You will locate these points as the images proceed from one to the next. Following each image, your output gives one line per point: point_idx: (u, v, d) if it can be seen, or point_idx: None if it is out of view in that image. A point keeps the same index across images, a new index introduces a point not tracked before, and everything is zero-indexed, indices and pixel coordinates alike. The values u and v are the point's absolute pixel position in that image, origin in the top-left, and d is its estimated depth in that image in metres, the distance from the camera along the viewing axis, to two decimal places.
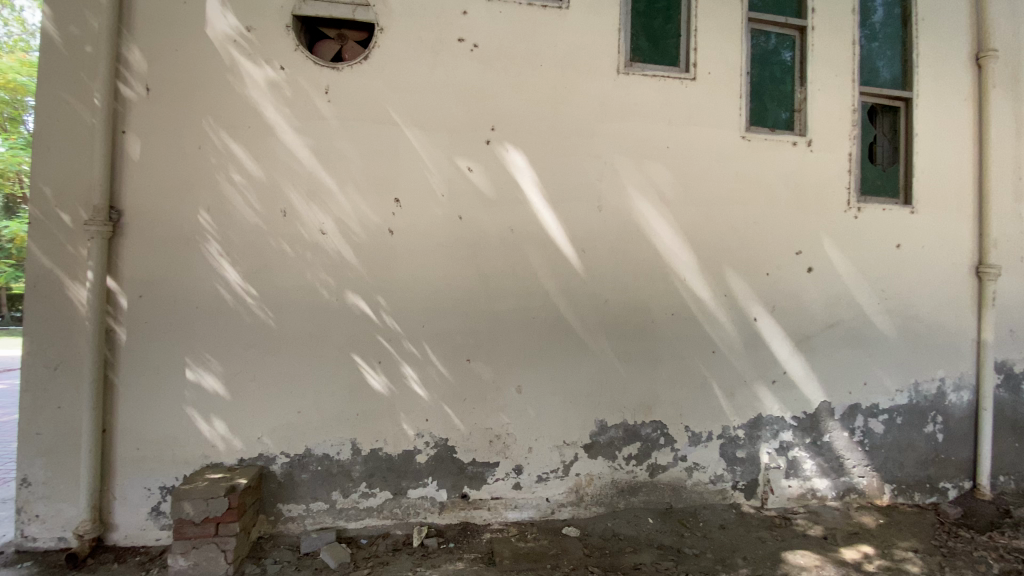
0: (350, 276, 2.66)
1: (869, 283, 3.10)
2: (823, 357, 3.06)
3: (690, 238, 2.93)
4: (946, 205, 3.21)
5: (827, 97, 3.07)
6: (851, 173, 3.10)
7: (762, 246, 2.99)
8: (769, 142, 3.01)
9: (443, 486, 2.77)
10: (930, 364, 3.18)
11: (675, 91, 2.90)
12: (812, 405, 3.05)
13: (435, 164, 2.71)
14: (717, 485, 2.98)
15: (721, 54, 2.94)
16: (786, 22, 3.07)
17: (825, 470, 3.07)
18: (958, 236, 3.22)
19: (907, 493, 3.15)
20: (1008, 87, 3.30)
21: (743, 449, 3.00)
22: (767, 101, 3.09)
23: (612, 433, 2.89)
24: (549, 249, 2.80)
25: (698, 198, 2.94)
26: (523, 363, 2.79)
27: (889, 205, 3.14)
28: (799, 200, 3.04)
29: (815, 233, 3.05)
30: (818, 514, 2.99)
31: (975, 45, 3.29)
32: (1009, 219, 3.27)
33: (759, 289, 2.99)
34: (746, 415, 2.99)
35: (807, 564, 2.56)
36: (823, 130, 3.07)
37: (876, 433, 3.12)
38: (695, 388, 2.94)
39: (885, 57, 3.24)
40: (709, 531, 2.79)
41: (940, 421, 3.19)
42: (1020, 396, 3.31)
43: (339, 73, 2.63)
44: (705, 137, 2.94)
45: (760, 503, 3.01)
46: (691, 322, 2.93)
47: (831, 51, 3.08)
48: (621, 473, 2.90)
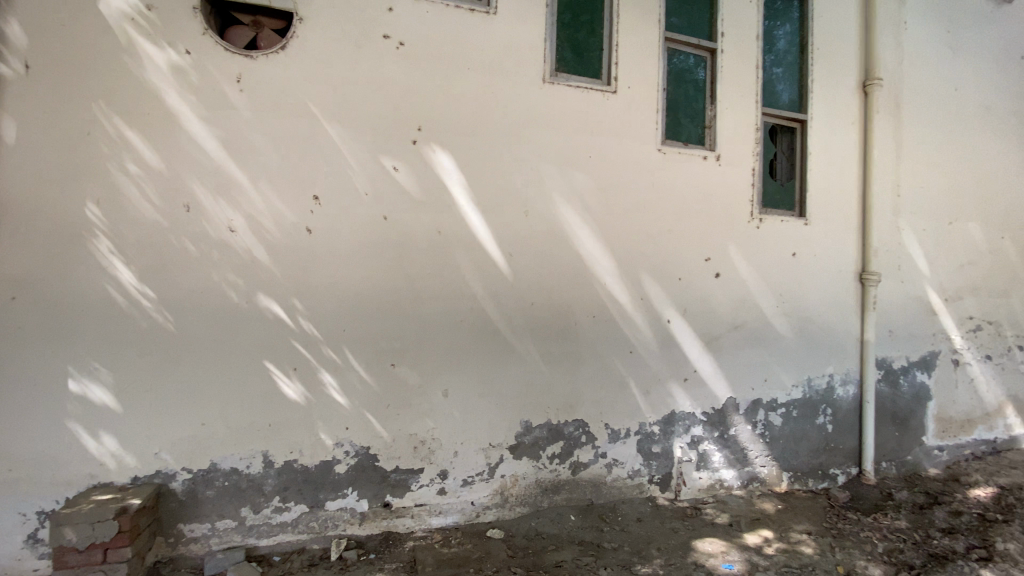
0: (264, 277, 2.51)
1: (770, 288, 3.37)
2: (730, 355, 3.28)
3: (611, 244, 3.04)
4: (835, 219, 3.57)
5: (734, 116, 3.32)
6: (754, 187, 3.36)
7: (677, 252, 3.17)
8: (683, 155, 3.19)
9: (364, 496, 2.67)
10: (822, 361, 3.51)
11: (598, 102, 3.01)
12: (720, 401, 3.27)
13: (358, 163, 2.63)
14: (634, 479, 3.11)
15: (640, 69, 3.09)
16: (699, 44, 3.27)
17: (732, 461, 3.30)
18: (845, 247, 3.59)
19: (802, 479, 3.44)
20: (887, 114, 3.71)
21: (659, 444, 3.15)
22: (682, 117, 3.28)
23: (537, 434, 2.92)
24: (475, 252, 2.80)
25: (619, 206, 3.06)
26: (448, 366, 2.76)
27: (786, 217, 3.44)
28: (709, 211, 3.25)
29: (724, 242, 3.28)
30: (725, 503, 3.19)
31: (860, 76, 3.69)
32: (887, 232, 3.68)
33: (674, 293, 3.16)
34: (661, 411, 3.15)
35: (714, 551, 2.72)
36: (730, 146, 3.31)
37: (775, 425, 3.39)
38: (615, 387, 3.05)
39: (785, 82, 3.55)
40: (627, 525, 2.90)
41: (829, 413, 3.52)
42: (897, 389, 3.72)
43: (254, 62, 2.48)
44: (625, 148, 3.07)
45: (674, 495, 3.17)
46: (611, 324, 3.04)
47: (737, 74, 3.33)
48: (545, 472, 2.94)
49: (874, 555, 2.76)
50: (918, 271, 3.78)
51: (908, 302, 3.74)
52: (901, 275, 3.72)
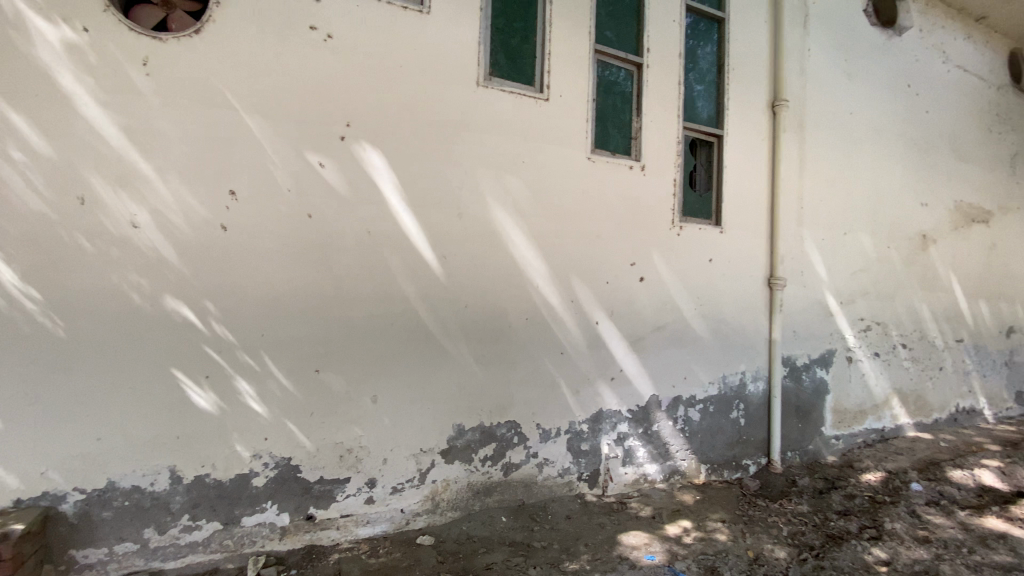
0: (172, 278, 2.32)
1: (689, 291, 3.58)
2: (653, 355, 3.45)
3: (543, 248, 3.10)
4: (747, 228, 3.85)
5: (658, 128, 3.50)
6: (675, 196, 3.55)
7: (605, 257, 3.29)
8: (611, 163, 3.32)
9: (285, 509, 2.54)
10: (735, 359, 3.77)
11: (530, 108, 3.06)
12: (644, 399, 3.41)
13: (281, 158, 2.50)
14: (564, 478, 3.17)
15: (571, 78, 3.18)
16: (626, 58, 3.42)
17: (655, 456, 3.45)
18: (756, 254, 3.88)
19: (718, 471, 3.67)
20: (793, 133, 4.06)
21: (587, 442, 3.24)
22: (610, 127, 3.42)
23: (468, 437, 2.91)
24: (406, 253, 2.75)
25: (551, 211, 3.13)
26: (377, 370, 2.69)
27: (704, 225, 3.67)
28: (635, 217, 3.40)
29: (648, 248, 3.44)
30: (649, 497, 3.34)
31: (769, 97, 4.01)
32: (792, 241, 4.02)
33: (601, 296, 3.27)
34: (590, 410, 3.24)
35: (638, 543, 2.84)
36: (654, 156, 3.49)
37: (694, 421, 3.60)
38: (546, 388, 3.10)
39: (704, 99, 3.79)
40: (556, 522, 2.96)
41: (742, 407, 3.79)
42: (800, 384, 4.06)
43: (163, 45, 2.30)
44: (557, 155, 3.15)
45: (601, 491, 3.27)
46: (543, 326, 3.09)
47: (661, 88, 3.51)
48: (476, 475, 2.93)
49: (780, 538, 2.99)
50: (818, 276, 4.16)
51: (809, 305, 4.11)
52: (804, 280, 4.09)
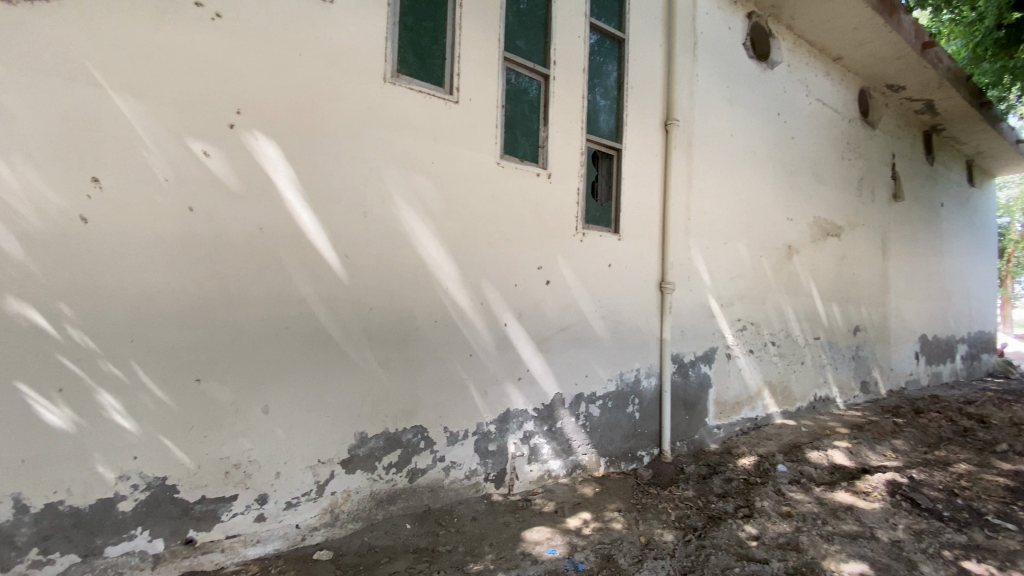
0: (16, 276, 2.00)
1: (591, 294, 3.77)
2: (558, 355, 3.58)
3: (452, 250, 3.09)
4: (643, 236, 4.15)
5: (563, 138, 3.65)
6: (578, 204, 3.73)
7: (513, 260, 3.35)
8: (518, 169, 3.40)
9: (159, 535, 2.28)
10: (631, 357, 4.03)
11: (439, 110, 3.04)
12: (548, 397, 3.53)
13: (158, 145, 2.26)
14: (471, 479, 3.18)
15: (481, 83, 3.22)
16: (534, 68, 3.53)
17: (558, 452, 3.58)
18: (650, 259, 4.19)
19: (616, 463, 3.89)
20: (683, 150, 4.43)
21: (494, 442, 3.28)
22: (518, 134, 3.50)
23: (372, 444, 2.81)
24: (305, 253, 2.60)
25: (459, 213, 3.13)
26: (270, 378, 2.51)
27: (604, 232, 3.89)
28: (542, 222, 3.51)
29: (553, 253, 3.57)
30: (552, 492, 3.46)
31: (663, 115, 4.35)
32: (681, 249, 4.40)
33: (509, 299, 3.33)
34: (497, 411, 3.28)
35: (541, 538, 2.92)
36: (559, 165, 3.63)
37: (594, 416, 3.79)
38: (453, 390, 3.09)
39: (606, 113, 4.02)
40: (461, 525, 2.95)
41: (637, 402, 4.06)
42: (688, 379, 4.44)
43: (7, 6, 1.97)
44: (466, 157, 3.15)
45: (507, 490, 3.32)
46: (451, 328, 3.08)
47: (566, 100, 3.67)
48: (380, 483, 2.84)
49: (669, 523, 3.23)
50: (703, 282, 4.58)
51: (695, 307, 4.52)
52: (691, 285, 4.48)
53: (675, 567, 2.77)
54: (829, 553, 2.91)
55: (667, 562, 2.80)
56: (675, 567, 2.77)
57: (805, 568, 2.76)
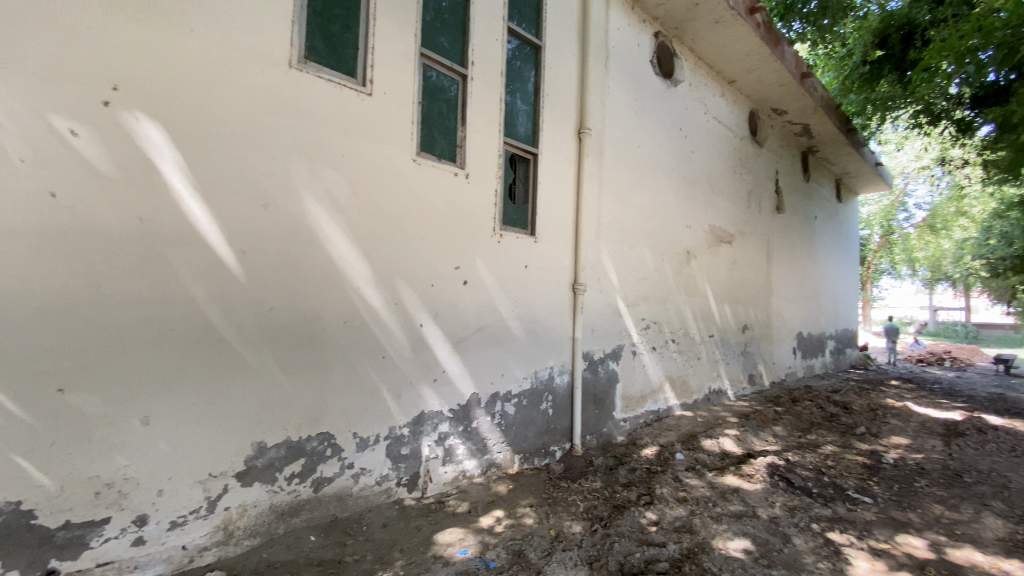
0: None
1: (507, 294, 3.82)
2: (474, 355, 3.57)
3: (363, 249, 2.98)
4: (557, 238, 4.28)
5: (481, 139, 3.66)
6: (495, 206, 3.76)
7: (428, 259, 3.30)
8: (435, 168, 3.35)
9: (12, 567, 1.96)
10: (545, 356, 4.13)
11: (351, 102, 2.93)
12: (464, 398, 3.52)
13: (10, 119, 1.96)
14: (382, 485, 3.09)
15: (396, 77, 3.14)
16: (452, 67, 3.51)
17: (473, 452, 3.58)
18: (563, 261, 4.33)
19: (529, 459, 3.97)
20: (595, 157, 4.63)
21: (406, 446, 3.21)
22: (435, 132, 3.46)
23: (272, 454, 2.64)
24: (195, 247, 2.38)
25: (372, 210, 3.02)
26: (152, 385, 2.26)
27: (521, 234, 3.95)
28: (459, 222, 3.50)
29: (470, 253, 3.57)
30: (466, 492, 3.44)
31: (577, 123, 4.51)
32: (592, 252, 4.59)
33: (424, 299, 3.27)
34: (410, 413, 3.21)
35: (452, 539, 2.90)
36: (477, 165, 3.64)
37: (509, 414, 3.84)
38: (363, 393, 2.98)
39: (523, 116, 4.09)
40: (371, 533, 2.85)
41: (551, 399, 4.17)
42: (598, 375, 4.65)
43: None
44: (380, 153, 3.06)
45: (420, 494, 3.26)
46: (362, 329, 2.96)
47: (484, 102, 3.69)
48: (281, 495, 2.67)
49: (577, 515, 3.35)
50: (612, 283, 4.82)
51: (605, 307, 4.74)
52: (601, 286, 4.70)
53: (582, 557, 2.87)
54: (717, 533, 3.17)
55: (574, 552, 2.89)
56: (581, 557, 2.87)
57: (697, 548, 2.98)
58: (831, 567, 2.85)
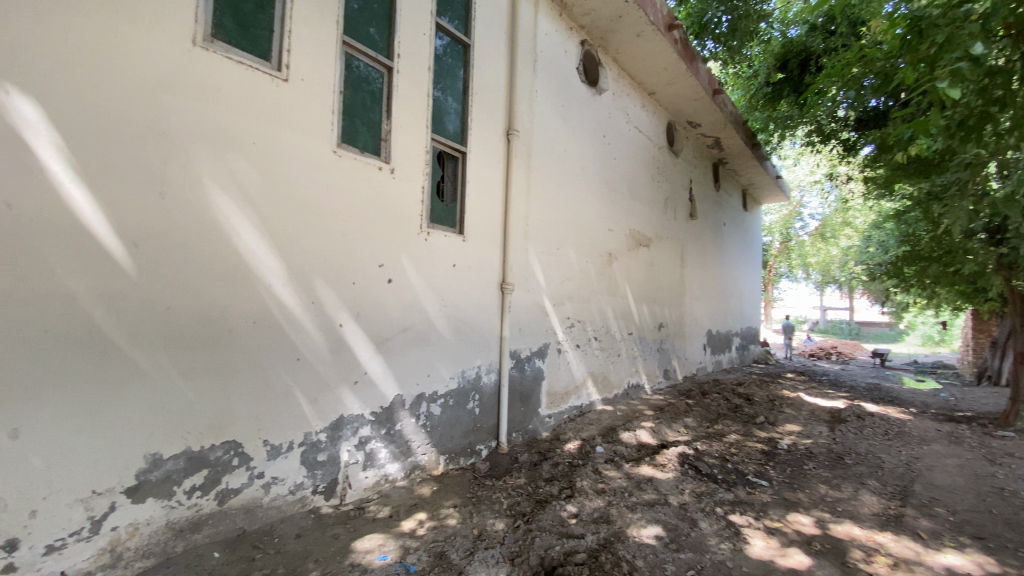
0: None
1: (434, 293, 3.76)
2: (398, 355, 3.49)
3: (277, 244, 2.81)
4: (485, 237, 4.28)
5: (407, 134, 3.58)
6: (422, 203, 3.69)
7: (349, 256, 3.17)
8: (357, 161, 3.23)
9: None
10: (473, 355, 4.12)
11: (265, 86, 2.75)
12: (387, 400, 3.42)
13: None
14: (297, 494, 2.93)
15: (315, 65, 2.99)
16: (377, 58, 3.40)
17: (396, 455, 3.49)
18: (491, 260, 4.34)
19: (455, 459, 3.94)
20: (523, 158, 4.69)
21: (324, 452, 3.07)
22: (358, 125, 3.33)
23: (169, 466, 2.42)
24: (77, 239, 2.13)
25: (288, 203, 2.86)
26: (22, 393, 1.99)
27: (448, 233, 3.91)
28: (383, 218, 3.40)
29: (395, 251, 3.48)
30: (388, 497, 3.35)
31: (505, 123, 4.54)
32: (520, 251, 4.64)
33: (345, 297, 3.15)
34: (328, 418, 3.07)
35: (372, 546, 2.82)
36: (403, 161, 3.55)
37: (435, 415, 3.79)
38: (275, 398, 2.81)
39: (451, 114, 4.05)
40: (282, 545, 2.69)
41: (477, 398, 4.17)
42: (524, 374, 4.71)
43: None
44: (297, 143, 2.90)
45: (338, 501, 3.13)
46: (274, 330, 2.79)
47: (410, 96, 3.61)
48: (180, 510, 2.46)
49: (500, 512, 3.38)
50: (538, 283, 4.91)
51: (532, 306, 4.81)
52: (528, 285, 4.77)
53: (504, 554, 2.89)
54: (632, 521, 3.33)
55: (496, 550, 2.91)
56: (503, 553, 2.89)
57: (612, 537, 3.10)
58: (732, 548, 3.08)
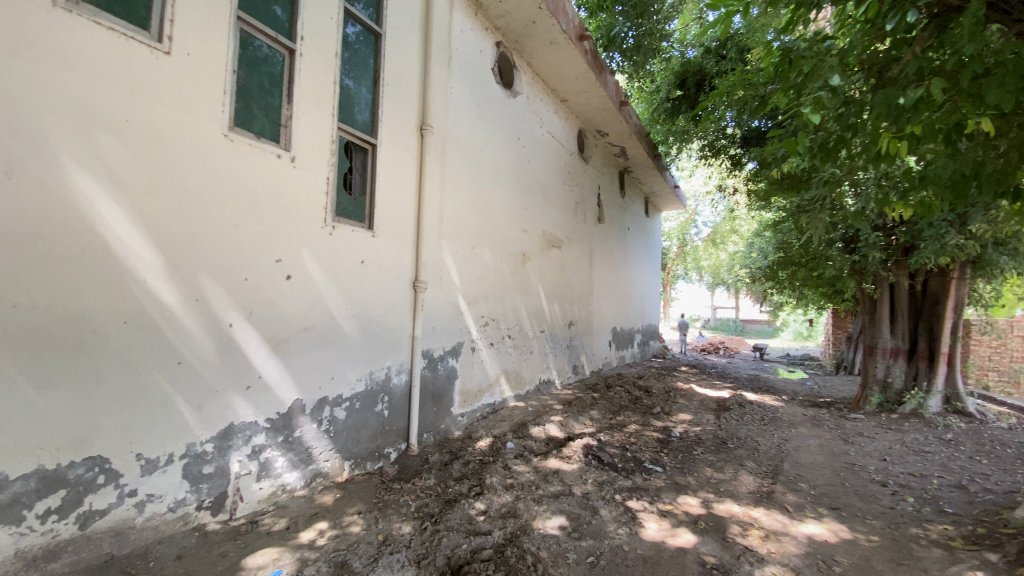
0: None
1: (339, 290, 3.59)
2: (298, 357, 3.29)
3: (155, 236, 2.52)
4: (396, 234, 4.16)
5: (311, 122, 3.39)
6: (327, 195, 3.51)
7: (241, 250, 2.93)
8: (253, 147, 2.99)
9: None
10: (382, 355, 3.99)
11: (141, 57, 2.45)
12: (284, 405, 3.21)
13: None
14: (178, 511, 2.66)
15: (204, 39, 2.73)
16: (276, 38, 3.17)
17: (294, 463, 3.28)
18: (403, 257, 4.23)
19: (361, 464, 3.79)
20: (437, 154, 4.63)
21: (210, 464, 2.81)
22: (255, 108, 3.09)
23: (16, 488, 2.08)
24: None
25: (168, 191, 2.57)
26: None
27: (356, 228, 3.75)
28: (281, 211, 3.17)
29: (295, 245, 3.27)
30: (285, 508, 3.15)
31: (419, 118, 4.45)
32: (433, 249, 4.57)
33: (235, 295, 2.90)
34: (215, 427, 2.82)
35: (264, 562, 2.63)
36: (306, 151, 3.35)
37: (339, 419, 3.62)
38: (150, 406, 2.52)
39: (361, 104, 3.89)
40: (159, 569, 2.41)
41: (386, 400, 4.04)
42: (436, 373, 4.65)
43: None
44: (179, 125, 2.62)
45: (227, 516, 2.88)
46: (149, 331, 2.50)
47: (315, 81, 3.41)
48: (30, 539, 2.13)
49: (407, 515, 3.31)
50: (452, 282, 4.87)
51: (445, 305, 4.77)
52: (441, 284, 4.72)
53: (410, 557, 2.84)
54: (538, 514, 3.42)
55: (402, 554, 2.85)
56: (409, 557, 2.84)
57: (518, 531, 3.17)
58: (628, 532, 3.28)
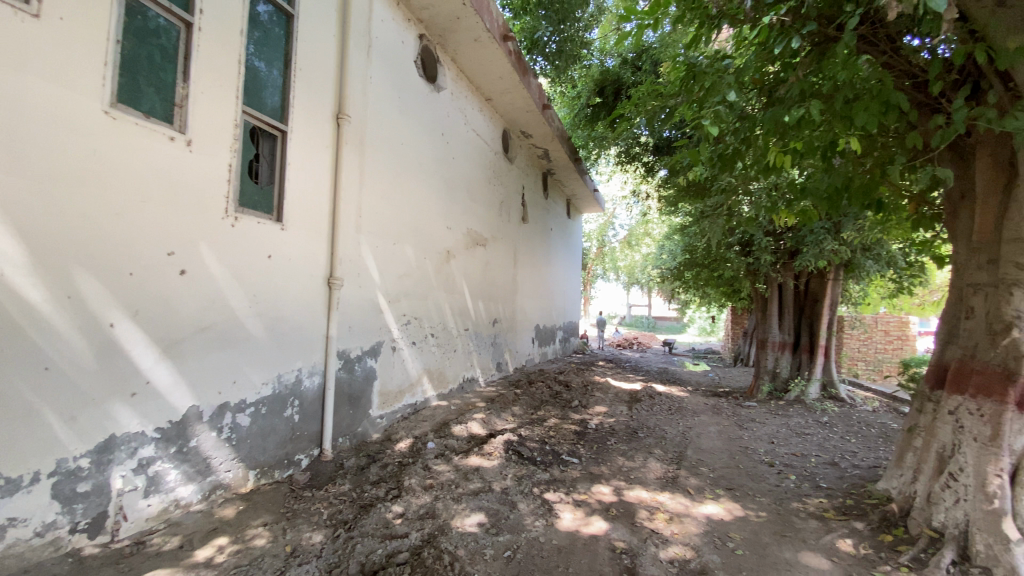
0: None
1: (242, 288, 3.34)
2: (193, 360, 3.01)
3: (16, 224, 2.20)
4: (309, 228, 3.95)
5: (212, 104, 3.11)
6: (229, 184, 3.24)
7: (126, 242, 2.63)
8: (141, 127, 2.69)
9: None
10: (292, 356, 3.77)
11: (3, 18, 2.13)
12: (178, 413, 2.93)
13: None
14: (46, 536, 2.34)
15: (82, 3, 2.42)
16: (171, 9, 2.88)
17: (190, 476, 3.01)
18: (316, 253, 4.01)
19: (267, 473, 3.55)
20: (355, 145, 4.44)
21: (87, 482, 2.49)
22: (144, 84, 2.79)
23: None
24: None
25: (31, 172, 2.25)
26: None
27: (262, 219, 3.50)
28: (175, 199, 2.89)
29: (191, 238, 2.98)
30: (179, 525, 2.88)
31: (335, 107, 4.24)
32: (350, 244, 4.39)
33: (118, 293, 2.60)
34: (93, 440, 2.50)
35: None
36: (205, 134, 3.08)
37: (243, 426, 3.36)
38: (10, 419, 2.19)
39: (270, 88, 3.64)
40: None
41: (296, 404, 3.82)
42: (353, 375, 4.47)
43: None
44: (48, 97, 2.30)
45: (108, 539, 2.58)
46: (8, 333, 2.18)
47: (217, 60, 3.14)
48: None
49: (319, 524, 3.15)
50: (371, 279, 4.71)
51: (363, 303, 4.59)
52: (359, 281, 4.55)
53: (321, 567, 2.71)
54: (457, 513, 3.41)
55: (312, 564, 2.72)
56: (320, 567, 2.71)
57: (436, 531, 3.13)
58: (545, 523, 3.36)
